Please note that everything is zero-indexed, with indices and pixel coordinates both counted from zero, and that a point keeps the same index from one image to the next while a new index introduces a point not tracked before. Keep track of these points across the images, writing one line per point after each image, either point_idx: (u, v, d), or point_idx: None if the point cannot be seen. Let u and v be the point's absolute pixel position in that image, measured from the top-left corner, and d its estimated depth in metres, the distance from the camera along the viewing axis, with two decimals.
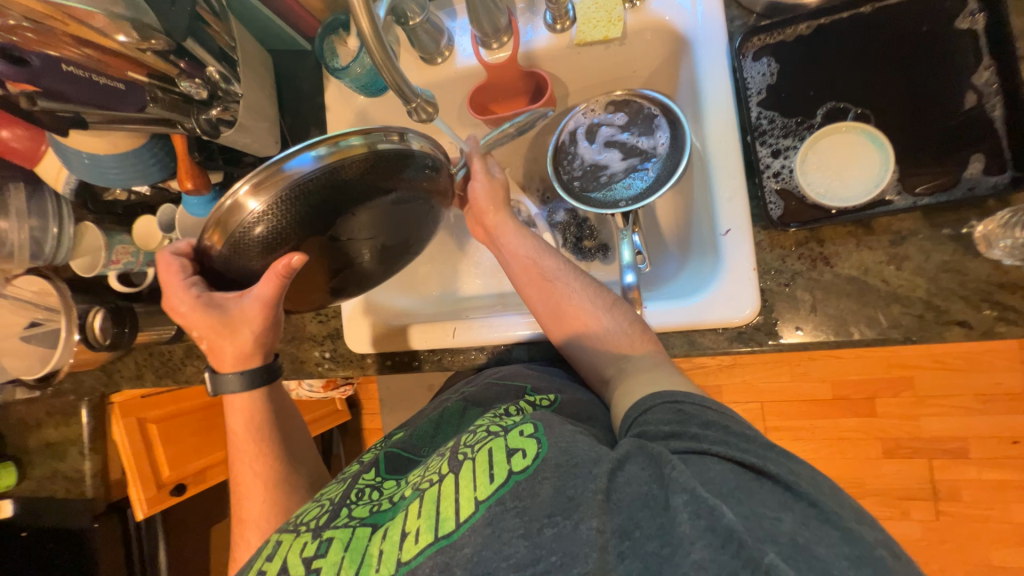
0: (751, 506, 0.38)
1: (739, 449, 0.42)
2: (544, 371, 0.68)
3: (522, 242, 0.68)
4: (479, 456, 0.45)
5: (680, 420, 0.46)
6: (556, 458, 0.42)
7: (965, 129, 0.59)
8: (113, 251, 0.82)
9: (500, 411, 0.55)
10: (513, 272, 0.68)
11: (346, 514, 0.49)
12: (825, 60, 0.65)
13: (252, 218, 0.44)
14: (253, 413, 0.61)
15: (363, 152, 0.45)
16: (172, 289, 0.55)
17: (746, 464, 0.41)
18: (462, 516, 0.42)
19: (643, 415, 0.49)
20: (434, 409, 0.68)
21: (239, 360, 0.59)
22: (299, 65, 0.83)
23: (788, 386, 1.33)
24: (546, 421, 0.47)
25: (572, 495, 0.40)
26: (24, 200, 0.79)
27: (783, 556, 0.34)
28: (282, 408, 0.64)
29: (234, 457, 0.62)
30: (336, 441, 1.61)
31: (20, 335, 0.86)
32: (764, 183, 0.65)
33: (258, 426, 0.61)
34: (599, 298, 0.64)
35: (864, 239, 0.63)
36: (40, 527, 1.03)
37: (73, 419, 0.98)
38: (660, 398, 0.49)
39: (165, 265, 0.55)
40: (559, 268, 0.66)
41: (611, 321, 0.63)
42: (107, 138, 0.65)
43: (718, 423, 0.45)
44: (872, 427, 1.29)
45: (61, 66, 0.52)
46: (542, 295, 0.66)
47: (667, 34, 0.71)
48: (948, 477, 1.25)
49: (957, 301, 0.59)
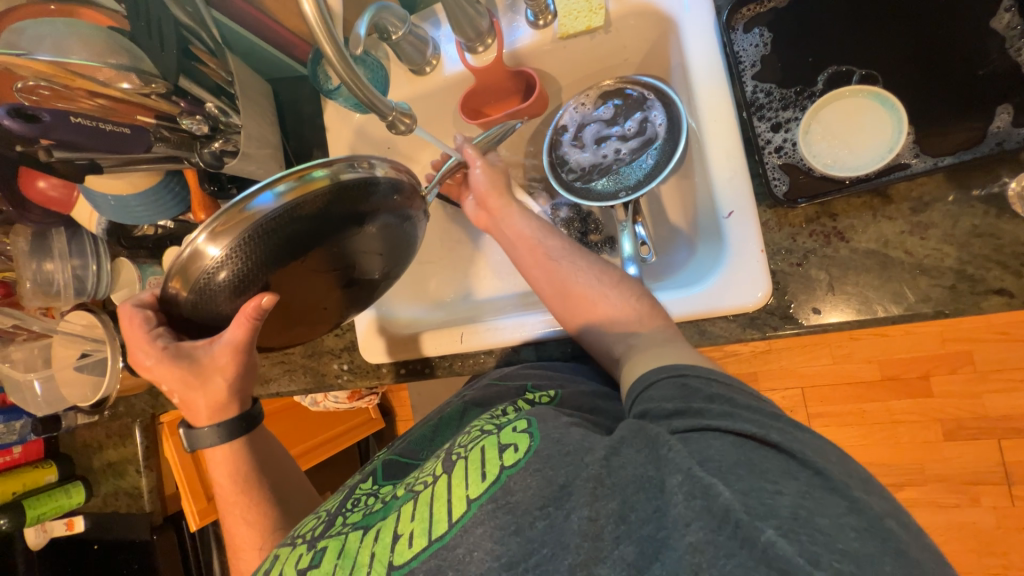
0: (750, 482, 0.35)
1: (743, 420, 0.40)
2: (551, 369, 0.67)
3: (526, 222, 0.68)
4: (473, 454, 0.46)
5: (683, 397, 0.44)
6: (547, 449, 0.42)
7: (989, 80, 0.54)
8: (146, 282, 0.89)
9: (498, 412, 0.56)
10: (516, 253, 0.68)
11: (340, 522, 0.50)
12: (823, 23, 0.61)
13: (214, 263, 0.46)
14: (234, 465, 0.63)
15: (323, 185, 0.46)
16: (137, 343, 0.57)
17: (747, 434, 0.38)
18: (455, 516, 0.42)
19: (647, 390, 0.47)
20: (434, 414, 0.70)
21: (213, 411, 0.62)
22: (298, 90, 0.86)
23: (830, 369, 1.25)
24: (541, 415, 0.46)
25: (564, 484, 0.40)
26: (65, 242, 0.88)
27: (781, 532, 0.32)
28: (267, 455, 0.66)
29: (223, 507, 0.64)
30: (373, 449, 1.66)
31: (74, 366, 0.94)
32: (766, 159, 0.62)
33: (240, 478, 0.63)
34: (605, 276, 0.62)
35: (882, 209, 0.58)
36: (107, 541, 1.12)
37: (128, 439, 1.06)
38: (665, 371, 0.47)
39: (127, 322, 0.58)
40: (563, 248, 0.66)
41: (619, 298, 0.61)
42: (127, 179, 0.70)
43: (724, 397, 0.42)
44: (927, 408, 1.19)
45: (70, 119, 0.54)
46: (545, 274, 0.65)
47: (652, 16, 0.69)
48: (1021, 458, 1.14)
49: (994, 268, 0.54)
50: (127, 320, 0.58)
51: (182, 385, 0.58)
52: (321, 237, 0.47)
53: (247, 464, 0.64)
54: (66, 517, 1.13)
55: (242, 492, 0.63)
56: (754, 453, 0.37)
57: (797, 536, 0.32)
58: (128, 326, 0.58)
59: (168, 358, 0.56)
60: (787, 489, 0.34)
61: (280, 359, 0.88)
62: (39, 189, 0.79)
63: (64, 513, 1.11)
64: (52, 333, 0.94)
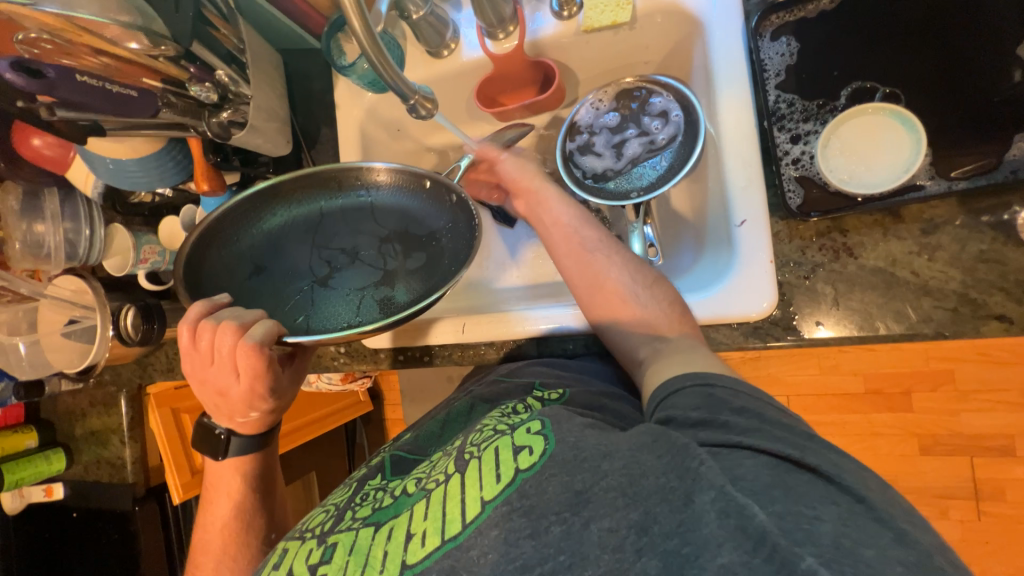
0: (788, 505, 0.35)
1: (776, 439, 0.40)
2: (564, 367, 0.68)
3: (565, 210, 0.67)
4: (486, 455, 0.46)
5: (709, 407, 0.44)
6: (563, 454, 0.42)
7: (1009, 106, 0.55)
8: (140, 251, 0.85)
9: (507, 410, 0.57)
10: (552, 242, 0.67)
11: (350, 517, 0.52)
12: (851, 36, 0.61)
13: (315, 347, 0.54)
14: (233, 481, 0.67)
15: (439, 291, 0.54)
16: (258, 378, 0.57)
17: (783, 455, 0.39)
18: (468, 518, 0.42)
19: (671, 396, 0.48)
20: (440, 410, 0.71)
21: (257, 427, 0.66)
22: (310, 64, 0.84)
23: (817, 380, 1.28)
24: (555, 417, 0.47)
25: (581, 490, 0.40)
26: (58, 204, 0.84)
27: (822, 561, 0.32)
28: (266, 479, 0.69)
29: (205, 506, 0.68)
30: (360, 431, 1.66)
31: (61, 331, 0.92)
32: (782, 170, 0.62)
33: (236, 494, 0.67)
34: (639, 274, 0.62)
35: (892, 228, 0.59)
36: (86, 509, 1.10)
37: (113, 409, 1.04)
38: (693, 380, 0.48)
39: (240, 364, 0.54)
40: (599, 241, 0.65)
41: (651, 298, 0.60)
42: (127, 143, 0.67)
43: (752, 411, 0.43)
44: (907, 423, 1.23)
45: (75, 77, 0.53)
46: (578, 266, 0.64)
47: (679, 15, 0.68)
48: (992, 476, 1.18)
49: (995, 293, 0.55)
50: (243, 364, 0.54)
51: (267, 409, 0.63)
52: (411, 297, 0.58)
53: (250, 454, 0.67)
54: (45, 483, 1.11)
55: (238, 477, 0.67)
56: (789, 476, 0.37)
57: (841, 566, 0.31)
58: (242, 366, 0.55)
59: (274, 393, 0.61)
60: (826, 515, 0.35)
61: None
62: (34, 147, 0.76)
63: (43, 479, 1.09)
64: (40, 297, 0.92)
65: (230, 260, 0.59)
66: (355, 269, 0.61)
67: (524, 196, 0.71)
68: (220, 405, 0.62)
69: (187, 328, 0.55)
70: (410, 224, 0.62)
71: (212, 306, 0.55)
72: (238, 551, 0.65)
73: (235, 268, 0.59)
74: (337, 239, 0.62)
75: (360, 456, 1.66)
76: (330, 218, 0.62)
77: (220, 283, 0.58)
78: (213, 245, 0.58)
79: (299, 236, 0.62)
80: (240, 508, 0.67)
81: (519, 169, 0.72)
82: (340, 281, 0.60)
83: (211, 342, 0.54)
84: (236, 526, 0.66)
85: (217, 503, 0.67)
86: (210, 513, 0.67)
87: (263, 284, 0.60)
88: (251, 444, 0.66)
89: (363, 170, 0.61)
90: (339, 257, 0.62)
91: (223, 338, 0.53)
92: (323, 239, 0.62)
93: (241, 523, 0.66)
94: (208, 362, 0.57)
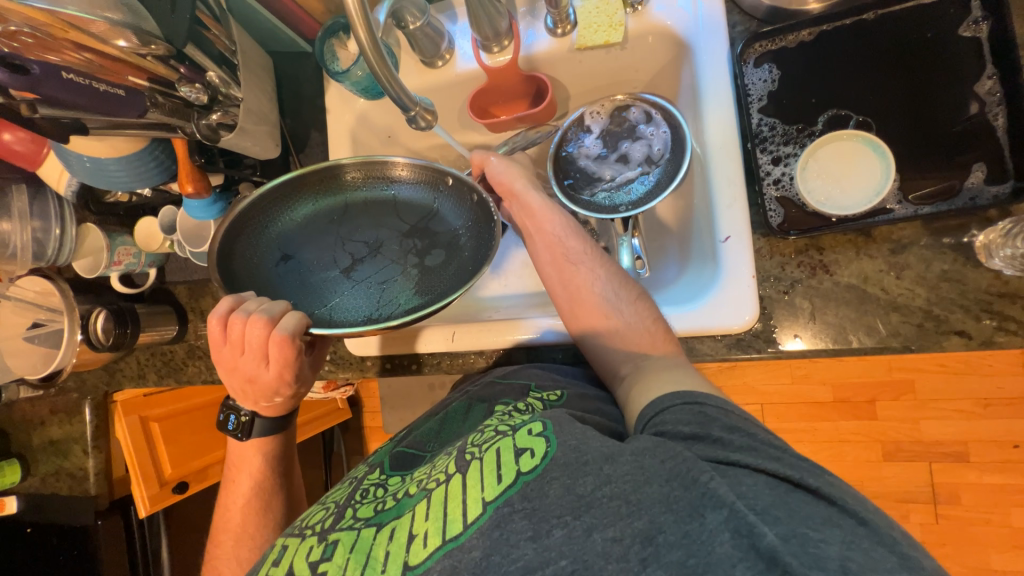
0: (789, 525, 0.37)
1: (771, 458, 0.42)
2: (556, 370, 0.69)
3: (552, 218, 0.67)
4: (487, 455, 0.46)
5: (700, 422, 0.46)
6: (564, 456, 0.43)
7: (967, 137, 0.59)
8: (115, 252, 0.82)
9: (509, 411, 0.58)
10: (536, 250, 0.68)
11: (351, 514, 0.52)
12: (828, 64, 0.65)
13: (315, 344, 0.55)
14: (255, 467, 0.67)
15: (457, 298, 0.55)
16: (288, 363, 0.57)
17: (785, 477, 0.41)
18: (470, 518, 0.43)
19: (659, 414, 0.49)
20: (437, 410, 0.71)
21: (277, 411, 0.66)
22: (301, 67, 0.83)
23: (790, 389, 1.33)
24: (555, 418, 0.47)
25: (582, 494, 0.40)
26: (27, 201, 0.81)
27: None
28: (285, 464, 0.69)
29: (227, 486, 0.68)
30: (338, 439, 1.63)
31: (24, 335, 0.88)
32: (764, 190, 0.65)
33: (258, 477, 0.67)
34: (623, 290, 0.63)
35: (864, 247, 0.62)
36: (43, 523, 1.04)
37: (76, 417, 0.98)
38: (680, 398, 0.49)
39: (271, 353, 0.55)
40: (584, 252, 0.65)
41: (634, 314, 0.61)
42: (107, 141, 0.65)
43: (740, 428, 0.45)
44: (872, 430, 1.29)
45: (61, 74, 0.52)
46: (561, 277, 0.65)
47: (668, 38, 0.71)
48: (948, 481, 1.25)
49: (957, 310, 0.59)
50: (274, 354, 0.55)
51: (291, 394, 0.64)
52: (428, 294, 0.58)
53: (272, 437, 0.67)
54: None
55: (259, 457, 0.67)
56: (788, 495, 0.39)
57: None
58: (274, 355, 0.55)
59: (294, 380, 0.61)
60: (831, 538, 0.36)
61: None
62: (3, 141, 0.72)
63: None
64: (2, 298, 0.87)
65: (259, 249, 0.59)
66: (373, 263, 0.60)
67: (508, 200, 0.70)
68: (247, 390, 0.62)
69: (218, 319, 0.56)
70: (430, 220, 0.62)
71: (241, 301, 0.56)
72: (258, 531, 0.65)
73: (262, 256, 0.59)
74: (358, 232, 0.62)
75: (337, 465, 1.62)
76: (355, 211, 0.62)
77: (248, 274, 0.58)
78: (243, 233, 0.58)
79: (322, 229, 0.61)
80: (261, 488, 0.67)
81: (506, 169, 0.69)
82: (360, 274, 0.60)
83: (242, 332, 0.54)
84: (257, 505, 0.66)
85: (239, 481, 0.67)
86: (231, 492, 0.67)
87: (289, 274, 0.59)
88: (272, 427, 0.67)
89: (383, 162, 0.61)
90: (361, 249, 0.61)
91: (254, 331, 0.53)
92: (347, 231, 0.61)
93: (260, 504, 0.66)
94: (239, 352, 0.57)
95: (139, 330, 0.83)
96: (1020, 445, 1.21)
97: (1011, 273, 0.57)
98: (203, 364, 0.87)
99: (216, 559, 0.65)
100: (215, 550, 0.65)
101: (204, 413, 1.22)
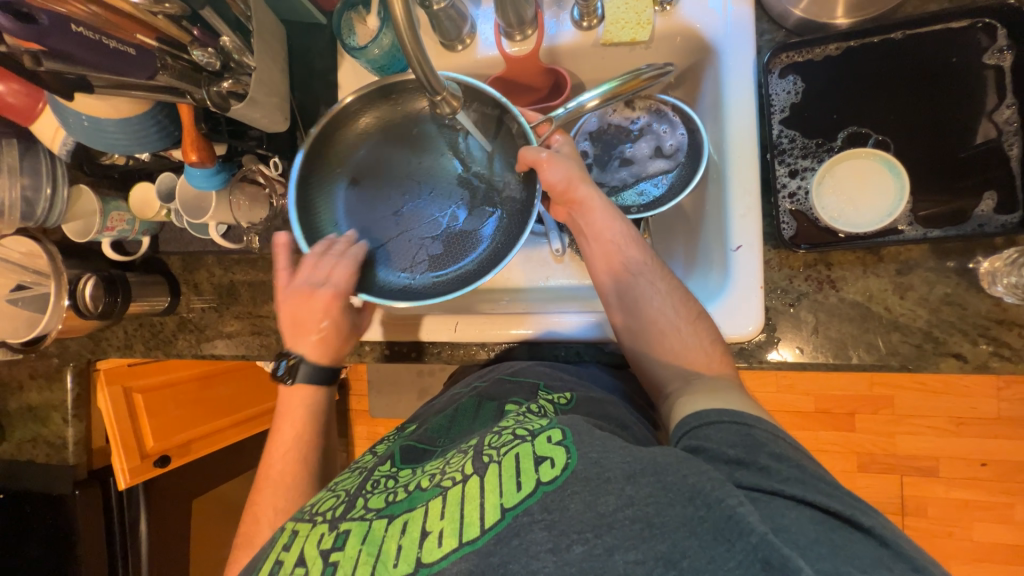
0: (809, 549, 0.38)
1: (815, 491, 0.43)
2: (562, 369, 0.69)
3: (611, 224, 0.65)
4: (506, 460, 0.46)
5: (747, 446, 0.46)
6: (585, 471, 0.42)
7: (981, 165, 0.60)
8: (107, 218, 0.79)
9: (522, 411, 0.57)
10: (592, 256, 0.67)
11: (362, 505, 0.51)
12: (850, 81, 0.65)
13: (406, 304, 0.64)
14: (302, 415, 0.67)
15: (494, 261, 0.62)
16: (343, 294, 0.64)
17: (830, 512, 0.41)
18: (487, 523, 0.42)
19: (704, 427, 0.50)
20: (448, 403, 0.71)
21: (321, 352, 0.68)
22: (314, 39, 0.80)
23: (774, 397, 1.35)
24: (575, 428, 0.47)
25: (605, 514, 0.40)
26: (18, 157, 0.76)
27: None
28: (328, 419, 0.70)
29: (269, 437, 0.68)
30: None
31: (5, 297, 0.85)
32: (779, 202, 0.65)
33: (307, 425, 0.67)
34: (682, 307, 0.63)
35: (872, 266, 0.63)
36: (12, 492, 0.99)
37: (55, 384, 0.94)
38: (727, 416, 0.50)
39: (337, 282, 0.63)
40: (642, 262, 0.65)
41: (693, 335, 0.62)
42: (109, 101, 0.62)
43: (789, 458, 0.46)
44: (850, 442, 1.32)
45: (71, 27, 0.48)
46: (619, 288, 0.65)
47: (695, 41, 0.70)
48: (917, 493, 1.30)
49: (956, 333, 0.61)
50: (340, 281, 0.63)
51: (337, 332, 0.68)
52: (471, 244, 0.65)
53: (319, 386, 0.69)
54: None
55: (306, 405, 0.68)
56: (791, 515, 0.40)
57: None
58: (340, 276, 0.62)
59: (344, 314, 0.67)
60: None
61: (251, 322, 0.83)
62: None
63: None
64: None
65: (324, 182, 0.62)
66: (426, 204, 0.65)
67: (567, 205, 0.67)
68: (299, 322, 0.68)
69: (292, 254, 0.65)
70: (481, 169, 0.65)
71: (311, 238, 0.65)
72: (296, 479, 0.64)
73: (331, 178, 0.63)
74: (418, 167, 0.65)
75: None
76: (397, 144, 0.64)
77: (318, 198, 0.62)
78: (317, 161, 0.61)
79: (390, 154, 0.64)
80: (304, 438, 0.66)
81: (566, 173, 0.63)
82: (413, 216, 0.65)
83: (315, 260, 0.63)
84: (299, 453, 0.65)
85: (283, 429, 0.67)
86: (273, 442, 0.67)
87: (349, 227, 0.64)
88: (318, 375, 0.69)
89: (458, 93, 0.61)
90: (416, 187, 0.65)
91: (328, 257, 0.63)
92: (410, 161, 0.64)
93: (302, 454, 0.66)
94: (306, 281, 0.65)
95: (130, 301, 0.80)
96: (988, 463, 1.26)
97: (1011, 301, 0.59)
98: (196, 337, 0.85)
99: (255, 506, 0.62)
100: (253, 500, 0.63)
101: (188, 387, 1.21)
